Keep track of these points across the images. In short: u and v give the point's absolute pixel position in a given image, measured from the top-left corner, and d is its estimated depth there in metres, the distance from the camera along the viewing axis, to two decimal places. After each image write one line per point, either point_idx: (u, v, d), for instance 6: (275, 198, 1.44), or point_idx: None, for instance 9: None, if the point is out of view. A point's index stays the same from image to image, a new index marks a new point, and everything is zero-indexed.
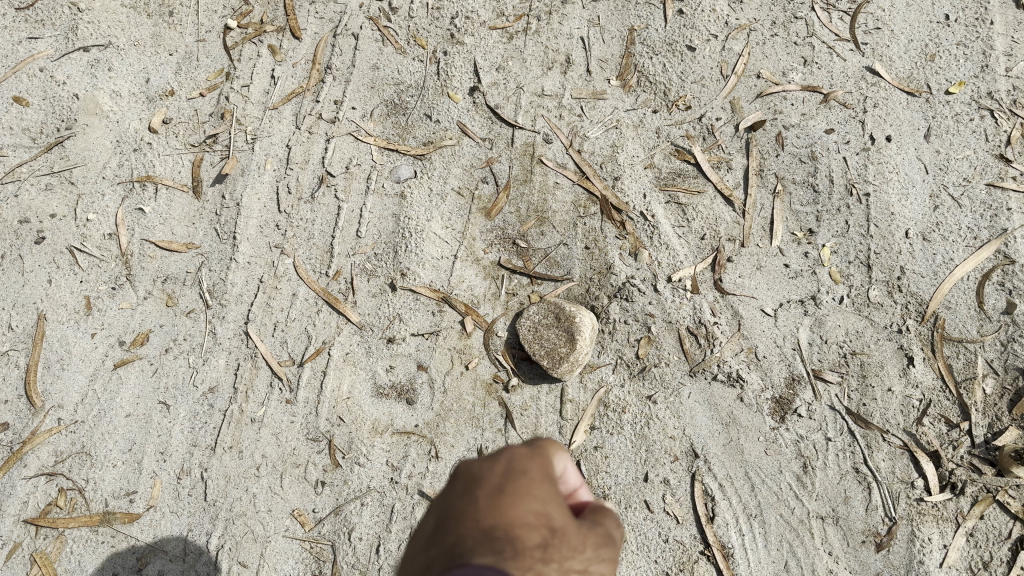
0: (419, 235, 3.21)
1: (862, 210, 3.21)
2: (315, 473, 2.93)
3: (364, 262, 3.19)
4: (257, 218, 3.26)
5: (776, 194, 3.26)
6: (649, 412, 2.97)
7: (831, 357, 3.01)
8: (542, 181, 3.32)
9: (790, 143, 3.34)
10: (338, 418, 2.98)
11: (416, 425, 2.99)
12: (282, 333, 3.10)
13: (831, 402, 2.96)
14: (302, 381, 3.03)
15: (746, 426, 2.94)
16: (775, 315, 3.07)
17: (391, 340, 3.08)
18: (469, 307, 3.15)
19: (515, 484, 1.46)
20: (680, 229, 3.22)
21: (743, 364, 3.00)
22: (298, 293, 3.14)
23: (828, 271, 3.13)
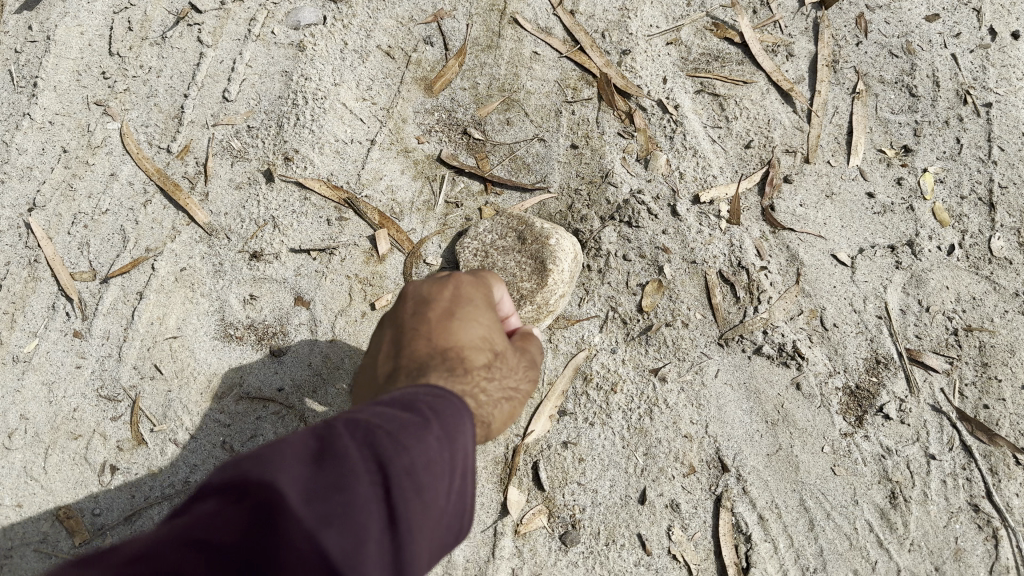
0: (319, 103, 2.09)
1: (981, 125, 2.15)
2: (101, 452, 1.78)
3: (229, 137, 2.08)
4: (74, 61, 2.16)
5: (856, 95, 2.21)
6: (653, 395, 1.90)
7: (936, 333, 1.95)
8: (515, 50, 2.25)
9: (876, 29, 2.28)
10: (153, 367, 1.86)
11: (279, 389, 1.87)
12: (85, 232, 1.98)
13: (935, 401, 1.89)
14: (102, 307, 1.90)
15: (802, 429, 1.87)
16: (852, 265, 2.02)
17: (255, 258, 1.96)
18: (386, 218, 2.04)
19: (461, 308, 1.32)
20: (715, 130, 2.16)
21: (802, 334, 1.94)
22: (119, 173, 2.04)
23: (932, 207, 2.08)
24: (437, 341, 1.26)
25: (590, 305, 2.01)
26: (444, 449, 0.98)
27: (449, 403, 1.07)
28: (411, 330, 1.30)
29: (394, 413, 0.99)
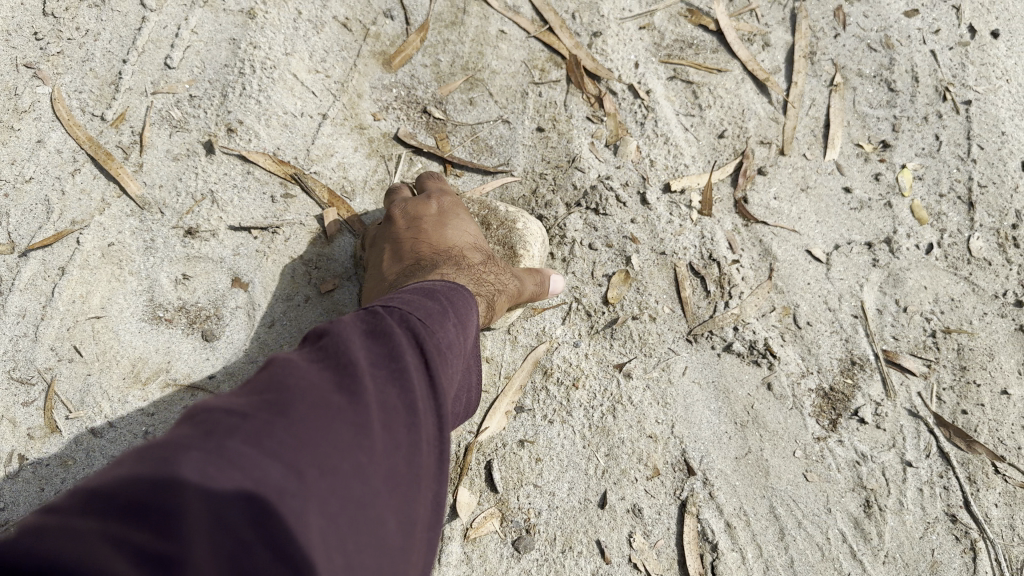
0: (267, 72, 1.94)
1: (961, 123, 2.04)
2: (8, 441, 1.60)
3: (168, 106, 1.92)
4: (2, 19, 1.93)
5: (833, 88, 2.13)
6: (617, 393, 1.78)
7: (913, 334, 1.86)
8: (480, 27, 2.13)
9: (854, 22, 2.18)
10: (74, 350, 1.68)
11: (210, 377, 1.75)
12: (3, 202, 1.78)
13: (912, 406, 1.79)
14: (19, 282, 1.71)
15: (773, 431, 1.76)
16: (827, 262, 1.93)
17: (190, 234, 1.81)
18: (335, 196, 1.95)
19: (447, 216, 1.76)
20: (688, 118, 2.06)
21: (774, 332, 1.83)
22: (46, 140, 1.86)
23: (909, 205, 1.99)
24: (438, 244, 1.69)
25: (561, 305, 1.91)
26: (460, 342, 1.22)
27: (459, 295, 1.33)
28: (412, 241, 1.70)
29: (418, 301, 1.21)
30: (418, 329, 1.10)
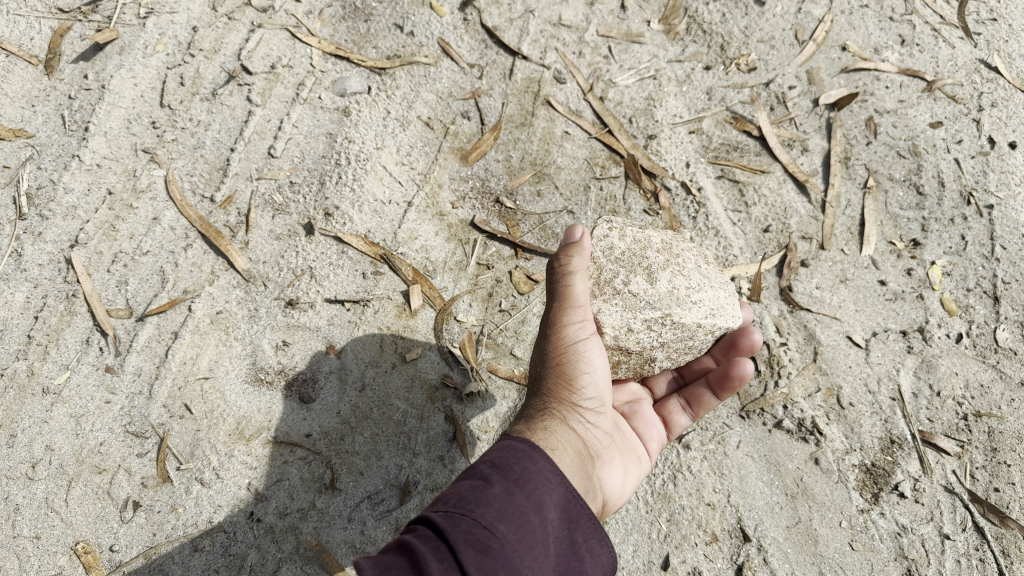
0: (360, 163, 2.19)
1: (984, 224, 2.26)
2: (124, 487, 1.77)
3: (272, 190, 2.18)
4: (126, 109, 2.23)
5: (867, 191, 2.33)
6: (677, 462, 1.94)
7: (947, 416, 2.02)
8: (547, 127, 2.38)
9: (885, 131, 2.41)
10: (183, 406, 1.87)
11: (307, 436, 1.89)
12: (123, 271, 2.03)
13: (948, 482, 1.94)
14: (136, 344, 1.93)
15: (822, 502, 1.90)
16: (866, 346, 2.10)
17: (291, 305, 2.02)
18: (420, 275, 2.12)
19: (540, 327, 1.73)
20: (735, 213, 2.27)
21: (820, 411, 2.00)
22: (161, 218, 2.10)
23: (939, 297, 2.17)
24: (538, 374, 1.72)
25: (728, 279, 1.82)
26: (513, 498, 1.26)
27: (512, 454, 1.37)
28: None
29: (464, 485, 1.27)
30: (447, 523, 1.16)
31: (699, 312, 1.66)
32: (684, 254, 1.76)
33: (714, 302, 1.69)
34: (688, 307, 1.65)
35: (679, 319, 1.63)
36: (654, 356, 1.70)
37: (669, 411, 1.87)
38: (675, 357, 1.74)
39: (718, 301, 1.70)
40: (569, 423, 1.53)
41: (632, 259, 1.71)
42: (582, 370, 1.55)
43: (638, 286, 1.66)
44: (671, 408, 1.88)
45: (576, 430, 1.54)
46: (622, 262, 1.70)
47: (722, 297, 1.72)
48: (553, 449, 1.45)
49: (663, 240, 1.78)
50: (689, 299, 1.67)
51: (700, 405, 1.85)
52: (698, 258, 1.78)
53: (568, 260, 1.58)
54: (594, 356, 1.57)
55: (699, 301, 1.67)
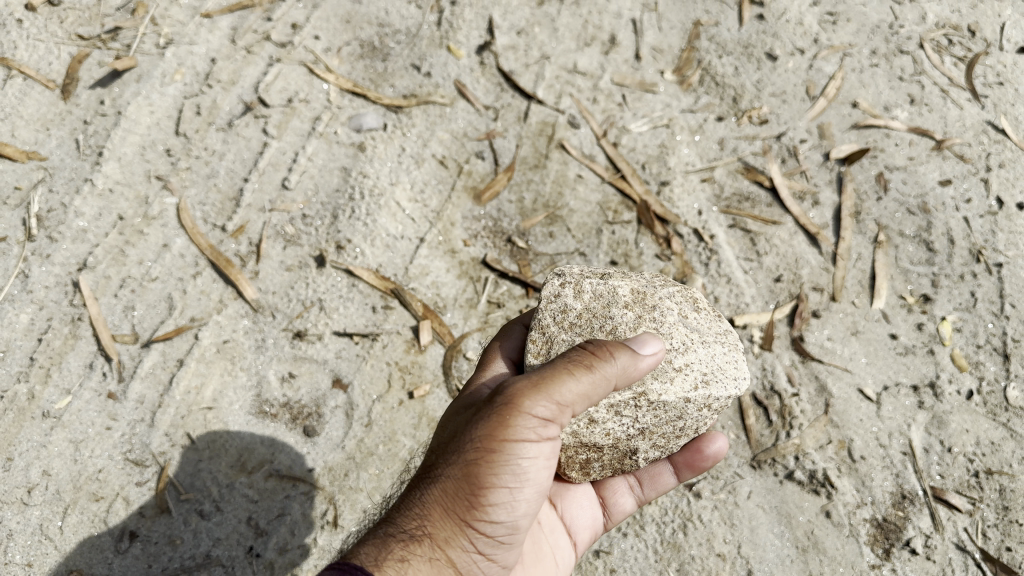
0: (374, 199, 2.19)
1: (994, 282, 2.26)
2: (121, 516, 1.77)
3: (284, 222, 2.16)
4: (140, 136, 2.22)
5: (877, 245, 2.34)
6: (687, 510, 1.91)
7: (958, 472, 2.00)
8: (560, 171, 2.39)
9: (895, 188, 2.42)
10: (185, 436, 1.85)
11: (310, 470, 1.87)
12: (130, 296, 2.01)
13: (959, 540, 1.92)
14: (140, 370, 1.91)
15: (833, 557, 1.89)
16: (877, 400, 2.08)
17: (299, 336, 2.00)
18: (430, 310, 2.10)
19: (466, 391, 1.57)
20: (747, 263, 2.28)
21: (831, 464, 1.98)
22: (171, 245, 2.09)
23: (950, 353, 2.16)
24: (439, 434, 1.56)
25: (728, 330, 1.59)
26: None
27: None
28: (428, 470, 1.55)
29: None
30: None
31: (676, 385, 1.46)
32: (662, 302, 1.55)
33: (701, 363, 1.49)
34: (670, 378, 1.47)
35: (658, 397, 1.45)
36: (635, 446, 1.54)
37: (611, 493, 1.75)
38: (663, 442, 1.54)
39: (707, 363, 1.50)
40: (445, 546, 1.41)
41: (592, 322, 1.52)
42: (504, 484, 1.38)
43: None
44: (615, 488, 1.75)
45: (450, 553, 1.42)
46: (584, 330, 1.52)
47: (713, 353, 1.52)
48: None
49: (633, 291, 1.55)
50: (671, 368, 1.48)
51: (651, 490, 1.76)
52: (683, 302, 1.57)
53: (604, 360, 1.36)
54: (528, 471, 1.39)
55: (681, 369, 1.48)
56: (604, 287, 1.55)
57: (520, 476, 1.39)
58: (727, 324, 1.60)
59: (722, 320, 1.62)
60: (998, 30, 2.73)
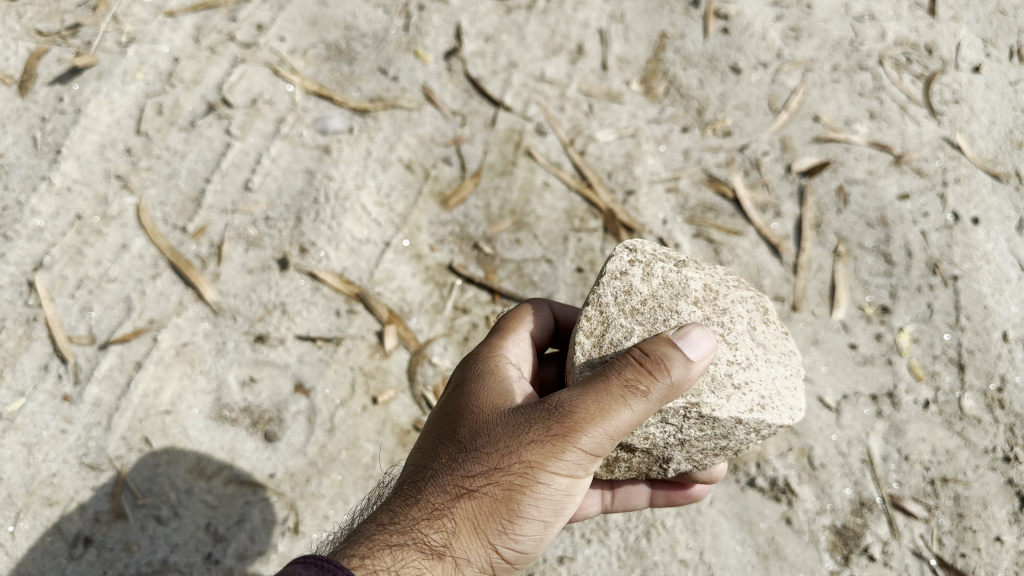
0: (339, 202, 2.18)
1: (950, 294, 2.30)
2: (75, 522, 1.74)
3: (247, 223, 2.13)
4: (101, 134, 2.18)
5: (837, 256, 2.37)
6: (651, 517, 1.93)
7: (915, 481, 2.03)
8: (527, 178, 2.39)
9: (855, 201, 2.47)
10: (143, 440, 1.83)
11: (270, 476, 1.85)
12: (86, 297, 1.97)
13: (916, 546, 1.96)
14: (97, 372, 1.87)
15: (793, 563, 1.91)
16: (837, 409, 2.12)
17: (260, 340, 1.98)
18: (395, 315, 2.09)
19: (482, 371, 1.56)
20: None
21: (793, 471, 2.00)
22: (130, 245, 2.05)
23: (907, 363, 2.20)
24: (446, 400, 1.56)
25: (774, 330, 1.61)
26: None
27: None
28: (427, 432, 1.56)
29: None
30: None
31: (733, 408, 1.46)
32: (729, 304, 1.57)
33: (763, 385, 1.51)
34: (727, 395, 1.47)
35: (712, 412, 1.45)
36: (671, 456, 1.53)
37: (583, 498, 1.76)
38: (698, 456, 1.54)
39: (766, 380, 1.52)
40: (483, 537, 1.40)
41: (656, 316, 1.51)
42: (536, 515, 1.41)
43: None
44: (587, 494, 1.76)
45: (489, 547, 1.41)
46: (643, 316, 1.51)
47: (775, 375, 1.54)
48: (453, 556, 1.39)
49: (704, 287, 1.57)
50: (731, 382, 1.49)
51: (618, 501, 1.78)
52: (750, 311, 1.60)
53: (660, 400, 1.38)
54: (563, 502, 1.43)
55: (743, 383, 1.50)
56: (676, 274, 1.57)
57: (551, 514, 1.43)
58: (793, 344, 1.62)
59: (789, 337, 1.65)
60: (955, 48, 2.78)
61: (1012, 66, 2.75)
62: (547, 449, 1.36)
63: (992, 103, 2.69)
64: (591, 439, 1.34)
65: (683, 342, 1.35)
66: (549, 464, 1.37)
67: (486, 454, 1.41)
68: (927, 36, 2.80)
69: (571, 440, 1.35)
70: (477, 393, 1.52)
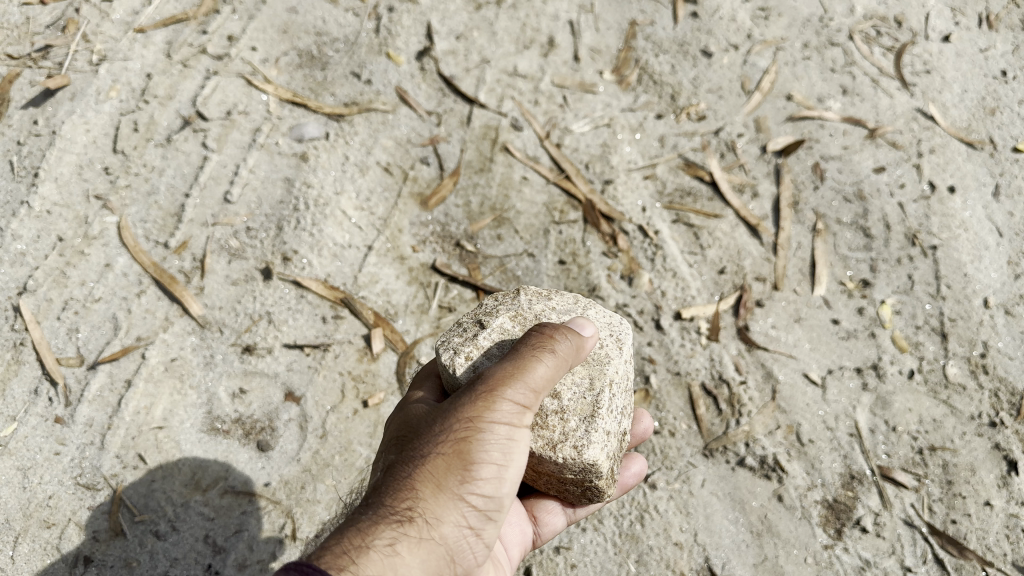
0: (319, 209, 2.20)
1: (929, 264, 2.33)
2: (74, 542, 1.75)
3: (229, 235, 2.15)
4: (77, 155, 2.19)
5: (816, 233, 2.40)
6: (643, 502, 1.95)
7: (903, 451, 2.06)
8: (505, 173, 2.41)
9: (831, 176, 2.49)
10: (137, 457, 1.84)
11: (266, 484, 1.87)
12: (73, 318, 1.98)
13: (907, 515, 1.98)
14: (88, 393, 1.88)
15: (787, 540, 1.93)
16: (823, 384, 2.14)
17: (248, 351, 2.00)
18: (381, 318, 2.11)
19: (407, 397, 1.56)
20: (691, 256, 2.32)
21: (781, 448, 2.03)
22: (114, 264, 2.05)
23: (890, 335, 2.23)
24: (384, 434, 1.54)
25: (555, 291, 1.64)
26: None
27: None
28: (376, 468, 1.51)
29: None
30: None
31: (617, 356, 1.53)
32: (534, 311, 1.56)
33: (604, 330, 1.57)
34: (611, 360, 1.52)
35: (615, 378, 1.50)
36: (624, 428, 1.55)
37: (543, 513, 1.69)
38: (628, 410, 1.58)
39: (600, 320, 1.59)
40: (444, 495, 1.31)
41: None
42: (493, 461, 1.33)
43: (573, 398, 1.46)
44: (546, 510, 1.69)
45: (460, 516, 1.32)
46: None
47: (597, 316, 1.60)
48: (428, 523, 1.29)
49: (511, 316, 1.54)
50: (599, 349, 1.53)
51: (582, 509, 1.70)
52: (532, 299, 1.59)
53: (559, 341, 1.38)
54: (517, 447, 1.35)
55: (600, 340, 1.55)
56: (496, 330, 1.50)
57: (508, 457, 1.35)
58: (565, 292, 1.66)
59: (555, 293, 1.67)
60: (923, 19, 2.81)
61: (981, 33, 2.78)
62: (477, 398, 1.34)
63: (963, 70, 2.71)
64: (515, 381, 1.33)
65: (571, 326, 1.45)
66: (485, 409, 1.32)
67: (425, 432, 1.38)
68: (896, 9, 2.83)
69: (496, 386, 1.33)
70: (404, 409, 1.51)
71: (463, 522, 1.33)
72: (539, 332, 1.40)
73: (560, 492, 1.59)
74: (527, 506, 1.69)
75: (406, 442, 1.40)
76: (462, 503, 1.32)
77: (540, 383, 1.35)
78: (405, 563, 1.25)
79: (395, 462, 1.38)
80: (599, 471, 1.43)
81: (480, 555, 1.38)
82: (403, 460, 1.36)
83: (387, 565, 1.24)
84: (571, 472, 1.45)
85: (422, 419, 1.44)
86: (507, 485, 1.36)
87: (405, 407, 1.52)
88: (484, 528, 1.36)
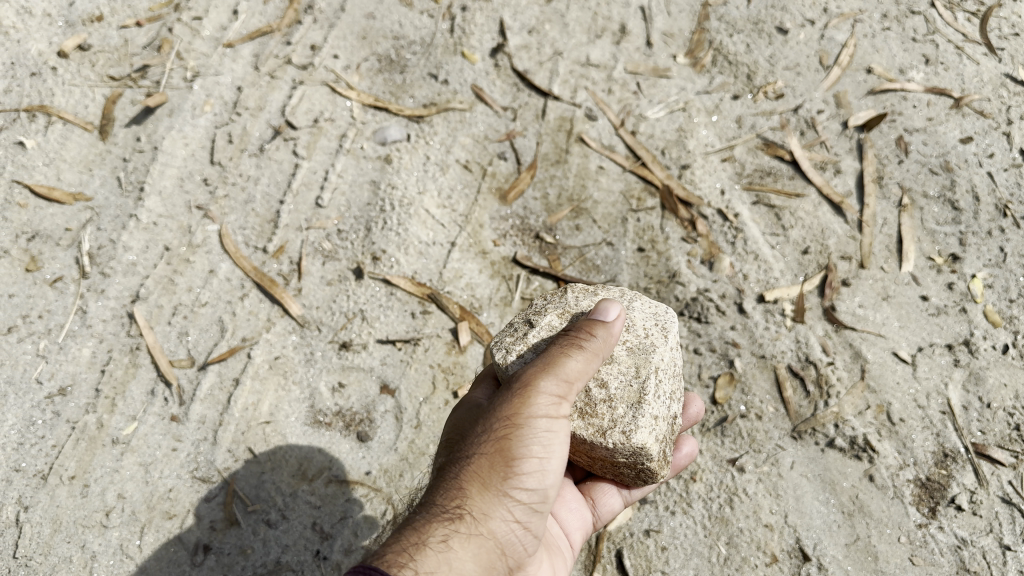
0: (404, 208, 2.28)
1: (1022, 236, 2.28)
2: (193, 531, 1.86)
3: (322, 238, 2.26)
4: (178, 168, 2.32)
5: (902, 209, 2.36)
6: (732, 485, 1.96)
7: (999, 427, 2.02)
8: (582, 164, 2.45)
9: (916, 150, 2.44)
10: (247, 451, 1.96)
11: (367, 473, 1.97)
12: (183, 323, 2.11)
13: (1005, 493, 1.94)
14: (199, 392, 2.01)
15: (881, 520, 1.92)
16: (913, 362, 2.11)
17: (345, 347, 2.10)
18: (467, 311, 2.18)
19: (461, 410, 1.64)
20: (773, 238, 2.31)
21: (871, 428, 2.01)
22: (217, 270, 2.18)
23: (983, 310, 2.19)
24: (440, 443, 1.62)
25: (601, 287, 1.69)
26: None
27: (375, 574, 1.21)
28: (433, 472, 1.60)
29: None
30: None
31: (662, 344, 1.57)
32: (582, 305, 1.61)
33: (648, 319, 1.61)
34: (659, 347, 1.56)
35: (661, 365, 1.54)
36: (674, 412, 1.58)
37: (599, 495, 1.75)
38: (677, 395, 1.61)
39: (645, 311, 1.63)
40: (491, 492, 1.38)
41: None
42: (534, 455, 1.39)
43: (620, 385, 1.51)
44: (603, 491, 1.74)
45: (507, 513, 1.39)
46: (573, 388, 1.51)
47: (642, 306, 1.64)
48: (477, 520, 1.36)
49: (559, 313, 1.59)
50: (644, 338, 1.57)
51: (637, 488, 1.75)
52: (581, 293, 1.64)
53: (591, 336, 1.43)
54: (557, 441, 1.41)
55: (646, 329, 1.59)
56: (546, 328, 1.56)
57: (550, 451, 1.40)
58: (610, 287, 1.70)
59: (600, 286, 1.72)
60: None
61: None
62: (512, 398, 1.40)
63: None
64: (545, 377, 1.39)
65: (598, 313, 1.48)
66: (523, 407, 1.38)
67: (473, 434, 1.45)
68: None
69: (531, 384, 1.39)
70: (459, 420, 1.60)
71: (511, 517, 1.40)
72: (571, 331, 1.45)
73: (616, 475, 1.63)
74: (583, 490, 1.76)
75: (456, 448, 1.48)
76: (507, 500, 1.39)
77: (572, 378, 1.40)
78: (461, 558, 1.31)
79: (446, 464, 1.45)
80: (650, 454, 1.46)
81: (530, 547, 1.45)
82: (455, 461, 1.43)
83: (443, 560, 1.30)
84: (622, 456, 1.48)
85: (472, 425, 1.51)
86: (551, 477, 1.42)
87: (463, 419, 1.60)
88: (529, 522, 1.43)
